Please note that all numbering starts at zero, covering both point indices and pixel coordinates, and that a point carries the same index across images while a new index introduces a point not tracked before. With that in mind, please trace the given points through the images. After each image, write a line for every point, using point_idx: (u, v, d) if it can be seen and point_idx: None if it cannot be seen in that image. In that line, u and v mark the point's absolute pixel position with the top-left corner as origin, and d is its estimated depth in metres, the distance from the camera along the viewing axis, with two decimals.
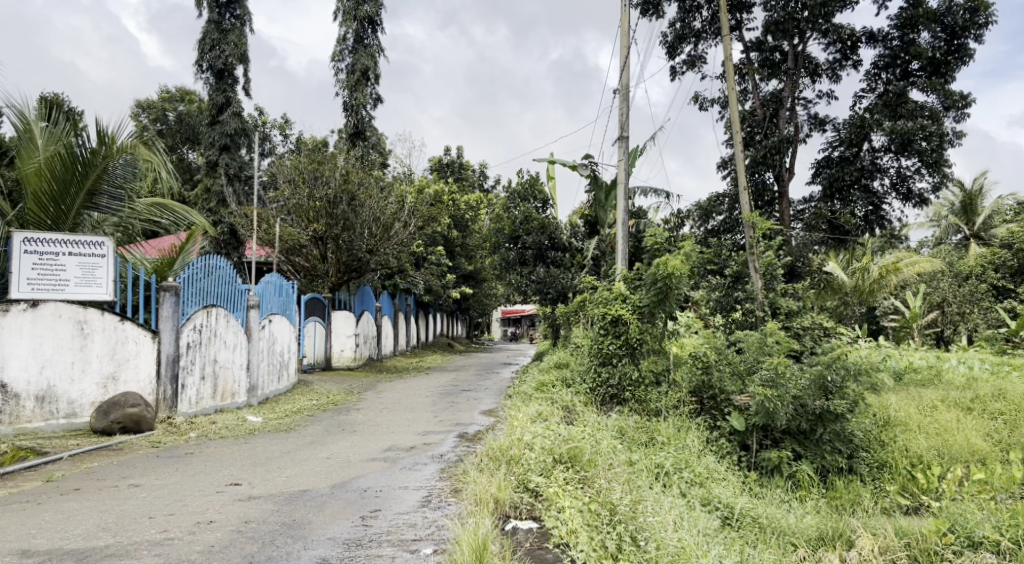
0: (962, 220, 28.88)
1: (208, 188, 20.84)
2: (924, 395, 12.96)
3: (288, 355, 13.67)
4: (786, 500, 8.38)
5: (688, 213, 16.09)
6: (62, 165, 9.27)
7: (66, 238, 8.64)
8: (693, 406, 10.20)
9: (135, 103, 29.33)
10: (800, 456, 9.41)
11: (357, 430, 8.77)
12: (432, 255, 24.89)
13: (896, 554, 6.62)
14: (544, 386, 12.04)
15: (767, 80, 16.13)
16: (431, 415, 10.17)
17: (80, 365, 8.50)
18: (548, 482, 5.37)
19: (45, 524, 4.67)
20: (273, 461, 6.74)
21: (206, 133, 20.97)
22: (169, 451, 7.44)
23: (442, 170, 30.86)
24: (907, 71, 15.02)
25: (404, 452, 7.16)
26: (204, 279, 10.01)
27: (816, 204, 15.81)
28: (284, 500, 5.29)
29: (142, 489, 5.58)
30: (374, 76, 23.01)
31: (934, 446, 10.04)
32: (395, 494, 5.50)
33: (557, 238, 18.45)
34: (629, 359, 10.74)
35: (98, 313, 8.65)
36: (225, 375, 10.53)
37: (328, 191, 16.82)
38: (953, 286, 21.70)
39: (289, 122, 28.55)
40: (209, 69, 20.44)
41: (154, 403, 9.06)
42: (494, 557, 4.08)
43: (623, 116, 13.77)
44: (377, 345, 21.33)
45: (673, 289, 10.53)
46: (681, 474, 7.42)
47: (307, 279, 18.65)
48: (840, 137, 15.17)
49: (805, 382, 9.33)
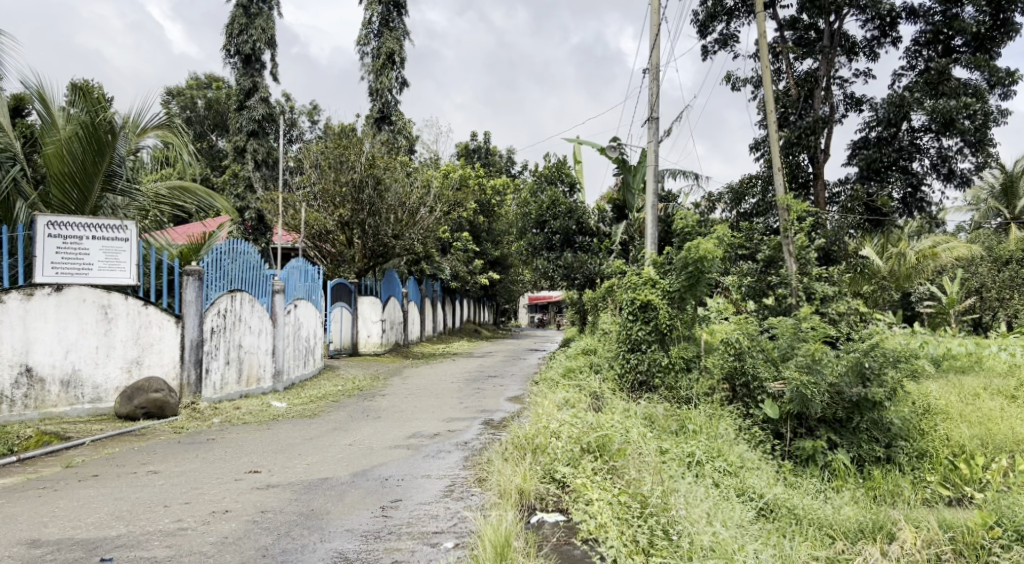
0: (1002, 203, 27.97)
1: (236, 174, 20.90)
2: (964, 382, 12.49)
3: (314, 341, 13.60)
4: (822, 491, 8.07)
5: (719, 197, 15.66)
6: (80, 146, 9.17)
7: (89, 222, 8.59)
8: (725, 394, 9.82)
9: (165, 89, 29.54)
10: (835, 445, 9.08)
11: (381, 416, 8.64)
12: (459, 241, 24.82)
13: (941, 549, 6.25)
14: (571, 372, 11.84)
15: (801, 59, 15.60)
16: (457, 402, 10.02)
17: (104, 350, 8.47)
18: (575, 472, 5.16)
19: (58, 512, 4.58)
20: (294, 448, 6.61)
21: (233, 118, 20.98)
22: (192, 437, 7.38)
23: (469, 155, 30.71)
24: (950, 48, 14.41)
25: (427, 440, 7.00)
26: (228, 264, 9.91)
27: (851, 186, 15.36)
28: (302, 489, 5.16)
29: (160, 477, 5.48)
30: (400, 59, 22.79)
31: (975, 435, 9.63)
32: (416, 483, 5.33)
33: (585, 223, 18.07)
34: (657, 346, 10.46)
35: (122, 297, 8.61)
36: (251, 360, 10.47)
37: (354, 175, 16.66)
38: (991, 272, 21.05)
39: (316, 108, 28.54)
40: (237, 54, 20.44)
41: (179, 388, 8.99)
42: (520, 554, 3.87)
43: (653, 96, 13.42)
44: (404, 331, 21.23)
45: (705, 273, 10.23)
46: (712, 464, 7.17)
47: (334, 265, 18.60)
48: (878, 116, 14.63)
49: (841, 368, 9.06)
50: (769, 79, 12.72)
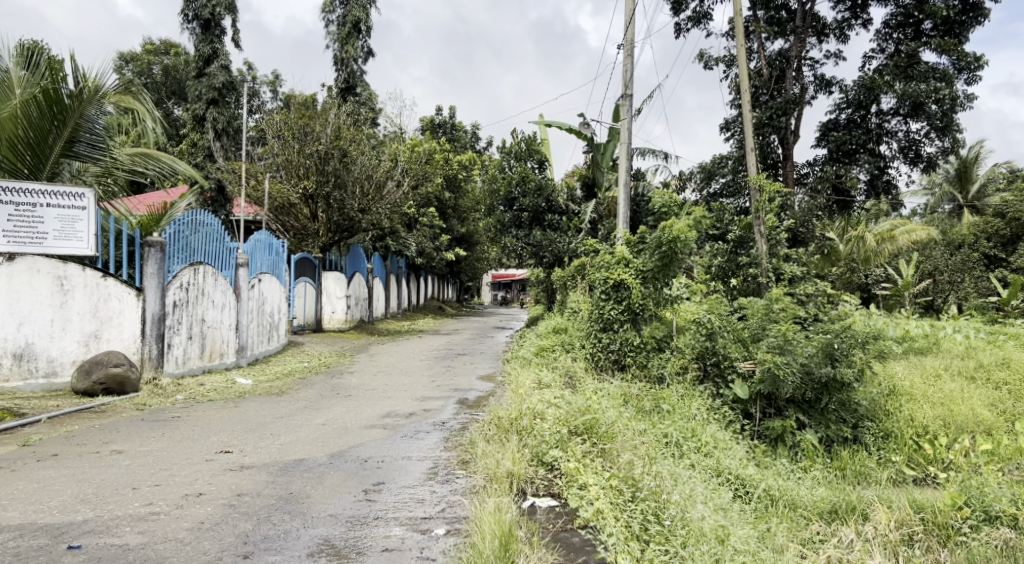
0: (956, 188, 28.58)
1: (195, 143, 20.21)
2: (925, 364, 12.76)
3: (278, 316, 13.26)
4: (793, 470, 8.11)
5: (690, 176, 15.64)
6: (36, 109, 8.70)
7: (44, 187, 8.11)
8: (697, 373, 9.83)
9: (119, 54, 28.40)
10: (804, 425, 9.13)
11: (352, 394, 8.44)
12: (425, 217, 24.47)
13: (913, 529, 6.32)
14: (542, 351, 11.77)
15: (773, 39, 15.57)
16: (428, 380, 9.84)
17: (60, 323, 8.09)
18: (566, 455, 5.07)
19: (18, 494, 4.31)
20: (265, 427, 6.38)
21: (192, 85, 20.23)
22: (155, 414, 7.08)
23: (434, 130, 30.23)
24: (919, 31, 14.49)
25: (403, 419, 6.83)
26: (190, 237, 9.51)
27: (820, 167, 15.50)
28: (278, 470, 4.96)
29: (124, 457, 5.21)
30: (365, 28, 22.17)
31: (938, 416, 9.77)
32: (398, 465, 5.18)
33: (555, 201, 17.92)
34: (630, 325, 10.42)
35: (79, 268, 8.21)
36: (213, 335, 10.13)
37: (318, 147, 16.18)
38: (945, 256, 21.59)
39: (279, 78, 27.74)
40: (195, 19, 19.66)
41: (139, 364, 8.58)
42: (521, 545, 3.76)
43: (626, 73, 13.26)
44: (369, 307, 20.92)
45: (679, 253, 10.19)
46: (689, 444, 7.12)
47: (298, 239, 18.19)
48: (848, 99, 14.73)
49: (811, 349, 8.94)
50: (743, 59, 12.63)
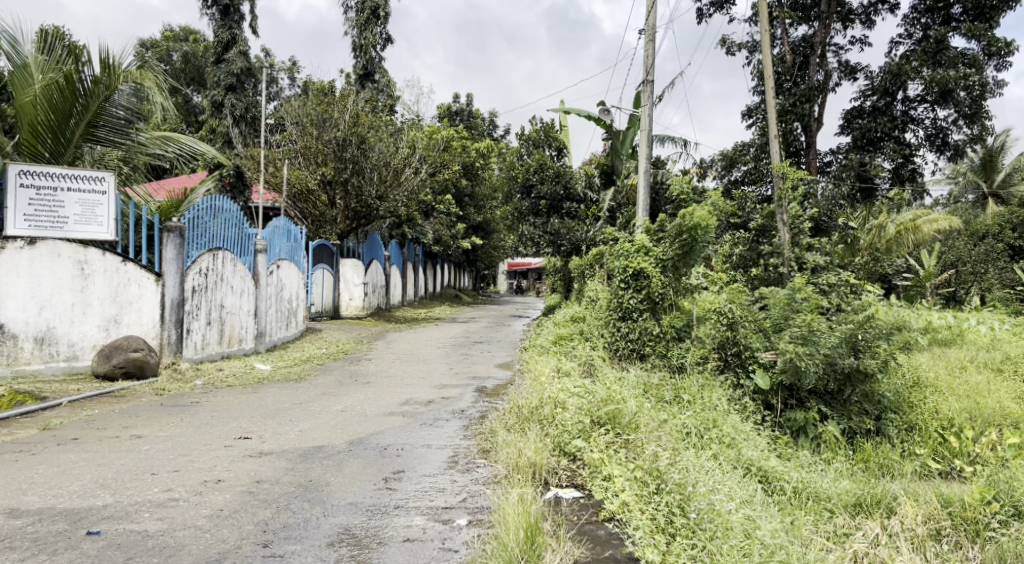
0: (981, 177, 28.07)
1: (214, 129, 20.23)
2: (949, 355, 12.54)
3: (296, 302, 13.27)
4: (815, 463, 7.95)
5: (710, 164, 15.48)
6: (59, 94, 8.69)
7: (64, 170, 8.14)
8: (717, 363, 9.62)
9: (138, 41, 28.48)
10: (826, 417, 8.96)
11: (370, 381, 8.41)
12: (442, 204, 24.36)
13: (941, 524, 6.18)
14: (561, 339, 11.67)
15: (797, 25, 15.27)
16: (445, 368, 9.81)
17: (81, 307, 8.11)
18: (589, 446, 4.99)
19: (39, 478, 4.31)
20: (284, 413, 6.36)
21: (211, 71, 20.23)
22: (174, 399, 7.08)
23: (452, 117, 30.11)
24: (949, 16, 14.09)
25: (422, 407, 6.77)
26: (210, 223, 9.50)
27: (843, 155, 15.24)
28: (297, 458, 4.91)
29: (144, 441, 5.21)
30: (383, 14, 22.06)
31: (965, 409, 9.55)
32: (418, 454, 5.12)
33: (573, 189, 17.71)
34: (649, 314, 10.27)
35: (99, 253, 8.22)
36: (232, 321, 10.13)
37: (336, 133, 16.11)
38: (968, 247, 21.19)
39: (297, 65, 27.67)
40: (215, 5, 19.65)
41: (159, 348, 8.59)
42: (547, 537, 3.70)
43: (648, 59, 13.07)
44: (386, 294, 20.89)
45: (700, 241, 10.05)
46: (710, 435, 7.00)
47: (316, 225, 18.18)
48: (874, 85, 14.45)
49: (835, 339, 8.75)
50: (767, 44, 12.36)
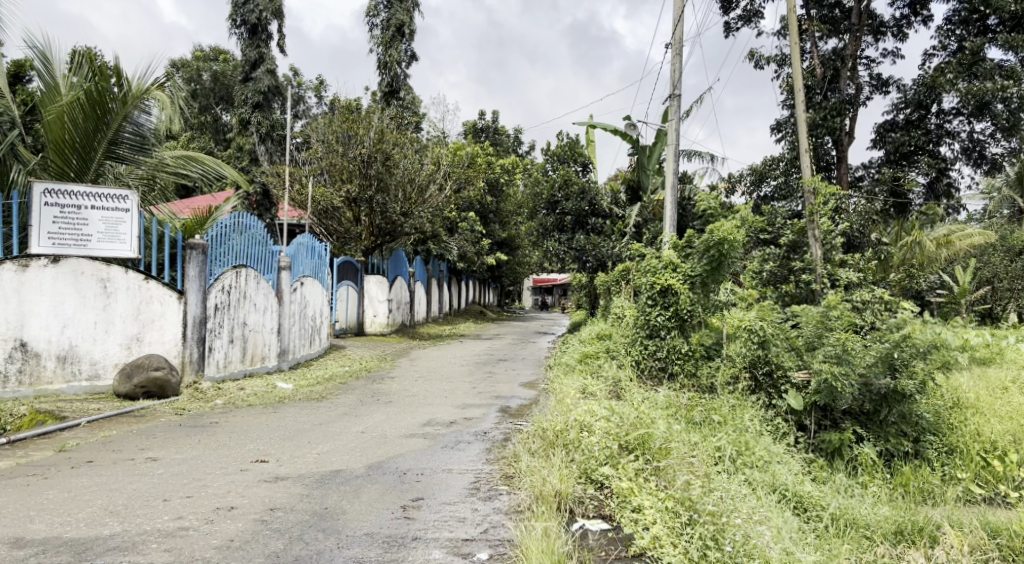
0: (1017, 192, 27.30)
1: (241, 147, 20.41)
2: (990, 375, 12.06)
3: (320, 320, 13.20)
4: (851, 486, 7.56)
5: (739, 179, 15.18)
6: (81, 113, 8.73)
7: (89, 190, 8.15)
8: (748, 384, 9.22)
9: (170, 61, 28.92)
10: (862, 438, 8.58)
11: (392, 400, 8.25)
12: (466, 221, 24.24)
13: (988, 554, 5.80)
14: (587, 357, 11.42)
15: (826, 38, 14.86)
16: (469, 386, 9.63)
17: (103, 325, 8.09)
18: (617, 473, 4.77)
19: (48, 505, 4.19)
20: (303, 435, 6.23)
21: (239, 90, 20.46)
22: (194, 420, 6.99)
23: (477, 134, 30.13)
24: (984, 28, 13.74)
25: (443, 428, 6.60)
26: (233, 240, 9.46)
27: (876, 170, 14.90)
28: (314, 483, 4.76)
29: (159, 464, 5.10)
30: (409, 31, 22.19)
31: (1008, 431, 8.90)
32: (438, 479, 4.93)
33: (598, 204, 17.49)
34: (677, 332, 9.99)
35: (122, 271, 8.20)
36: (255, 339, 10.05)
37: (361, 150, 16.10)
38: (1004, 261, 20.44)
39: (323, 83, 27.92)
40: (243, 24, 19.90)
41: (180, 367, 8.53)
42: None
43: (675, 72, 12.88)
44: (410, 311, 20.79)
45: (729, 257, 9.83)
46: (743, 458, 6.69)
47: (340, 242, 18.18)
48: (907, 98, 14.10)
49: (871, 358, 8.39)
50: (797, 55, 12.06)
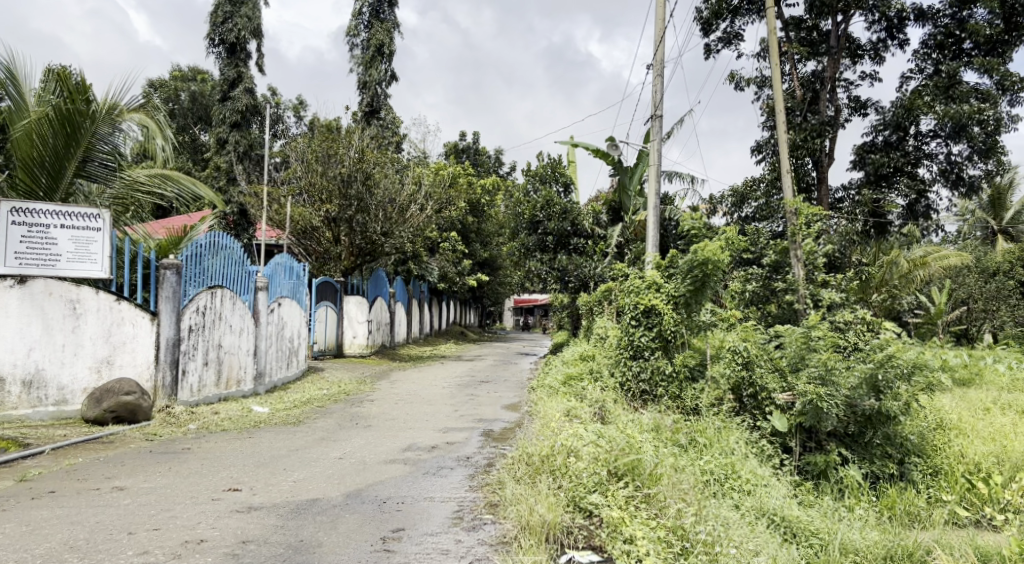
0: (989, 215, 27.77)
1: (218, 167, 20.16)
2: (971, 396, 12.07)
3: (297, 342, 12.94)
4: (837, 509, 7.45)
5: (720, 200, 15.20)
6: (51, 130, 8.54)
7: (58, 208, 7.90)
8: (732, 405, 9.08)
9: (148, 81, 28.69)
10: (847, 460, 8.50)
11: (371, 424, 8.03)
12: (447, 241, 24.06)
13: None
14: (570, 379, 11.25)
15: (806, 61, 15.09)
16: (450, 409, 9.43)
17: (72, 348, 7.81)
18: (606, 502, 4.60)
19: (4, 540, 3.95)
20: (279, 461, 6.00)
21: (217, 109, 20.26)
22: (164, 446, 6.73)
23: (458, 154, 30.11)
24: (960, 52, 13.92)
25: (425, 453, 6.41)
26: (209, 260, 9.25)
27: (855, 192, 15.01)
28: (289, 513, 4.56)
29: (126, 494, 4.85)
30: (389, 52, 22.17)
31: (991, 452, 8.83)
32: (420, 508, 4.75)
33: (580, 224, 17.43)
34: (661, 353, 9.87)
35: (92, 291, 7.95)
36: (230, 361, 9.80)
37: (341, 169, 15.95)
38: (979, 282, 20.71)
39: (303, 104, 27.77)
40: (222, 44, 19.76)
41: (153, 391, 8.27)
42: None
43: (656, 93, 12.91)
44: (390, 332, 20.52)
45: (712, 278, 9.76)
46: (729, 482, 6.56)
47: (319, 262, 17.93)
48: (886, 120, 14.26)
49: (855, 380, 8.33)
50: (777, 76, 12.14)
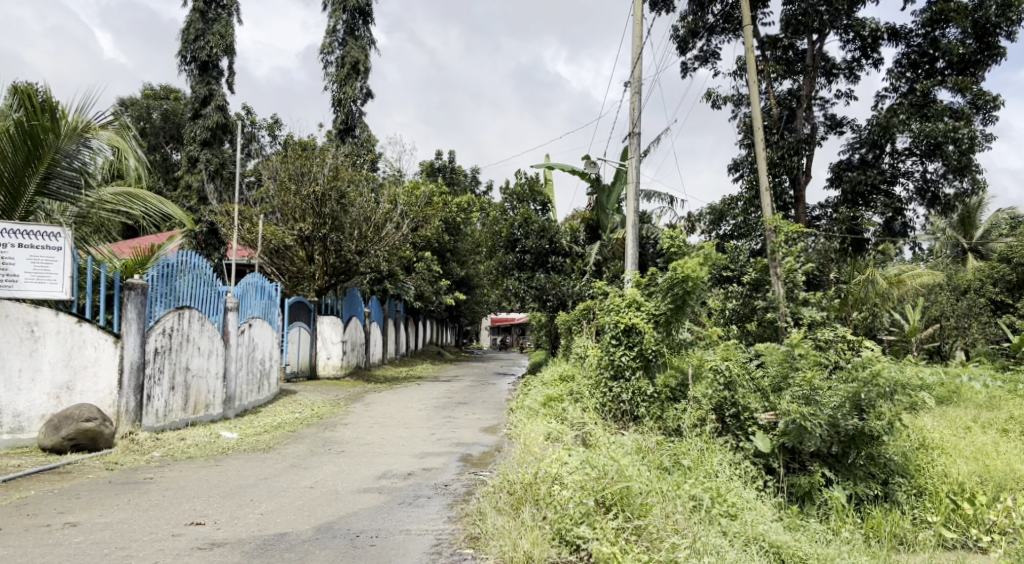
0: (959, 233, 28.24)
1: (189, 185, 19.78)
2: (952, 414, 12.03)
3: (269, 363, 12.56)
4: (822, 531, 7.27)
5: (698, 218, 15.19)
6: (11, 144, 8.24)
7: (16, 227, 7.59)
8: (715, 426, 8.82)
9: (118, 100, 28.28)
10: (830, 481, 8.33)
11: (345, 450, 7.72)
12: (422, 261, 23.78)
13: None
14: (551, 400, 11.02)
15: (782, 79, 15.17)
16: (427, 433, 9.15)
17: (29, 373, 7.45)
18: (596, 535, 4.34)
19: None
20: (246, 492, 5.70)
21: (188, 127, 19.91)
22: (124, 476, 6.39)
23: (433, 173, 29.93)
24: (933, 71, 14.12)
25: (400, 481, 6.14)
26: (177, 280, 8.91)
27: (832, 210, 15.11)
28: (255, 550, 4.28)
29: (78, 532, 4.52)
30: (364, 69, 22.00)
31: (973, 471, 8.71)
32: (394, 543, 4.50)
33: (558, 242, 17.28)
34: (643, 373, 9.71)
35: (52, 313, 7.59)
36: (199, 385, 9.43)
37: (315, 187, 15.67)
38: (951, 300, 21.11)
39: (278, 122, 27.47)
40: (193, 61, 19.48)
41: (116, 417, 7.90)
42: None
43: (634, 110, 12.87)
44: (365, 352, 20.14)
45: (693, 295, 9.57)
46: (716, 506, 6.33)
47: (293, 282, 17.54)
48: (862, 138, 14.40)
49: (836, 400, 8.16)
50: (755, 93, 12.13)
